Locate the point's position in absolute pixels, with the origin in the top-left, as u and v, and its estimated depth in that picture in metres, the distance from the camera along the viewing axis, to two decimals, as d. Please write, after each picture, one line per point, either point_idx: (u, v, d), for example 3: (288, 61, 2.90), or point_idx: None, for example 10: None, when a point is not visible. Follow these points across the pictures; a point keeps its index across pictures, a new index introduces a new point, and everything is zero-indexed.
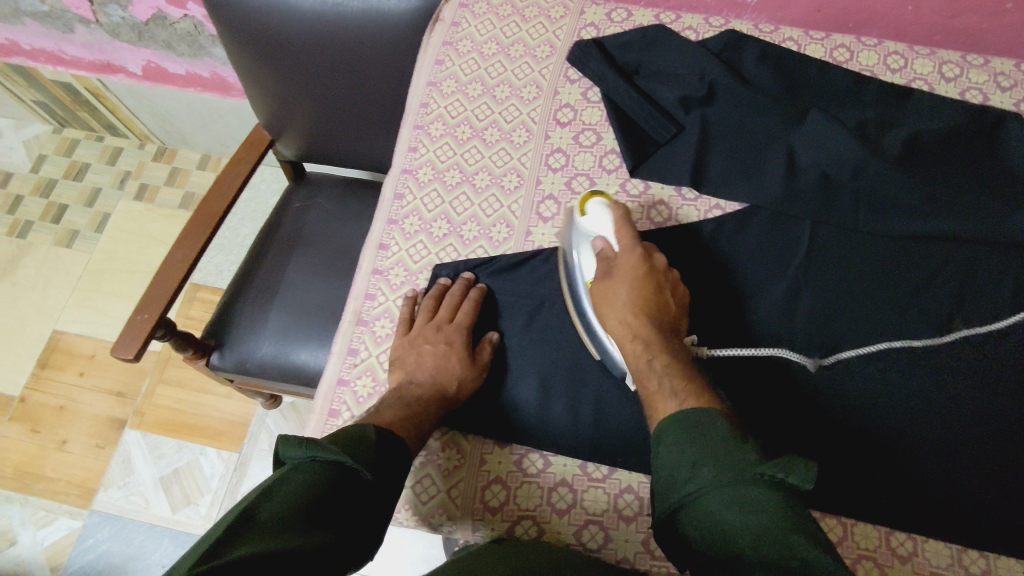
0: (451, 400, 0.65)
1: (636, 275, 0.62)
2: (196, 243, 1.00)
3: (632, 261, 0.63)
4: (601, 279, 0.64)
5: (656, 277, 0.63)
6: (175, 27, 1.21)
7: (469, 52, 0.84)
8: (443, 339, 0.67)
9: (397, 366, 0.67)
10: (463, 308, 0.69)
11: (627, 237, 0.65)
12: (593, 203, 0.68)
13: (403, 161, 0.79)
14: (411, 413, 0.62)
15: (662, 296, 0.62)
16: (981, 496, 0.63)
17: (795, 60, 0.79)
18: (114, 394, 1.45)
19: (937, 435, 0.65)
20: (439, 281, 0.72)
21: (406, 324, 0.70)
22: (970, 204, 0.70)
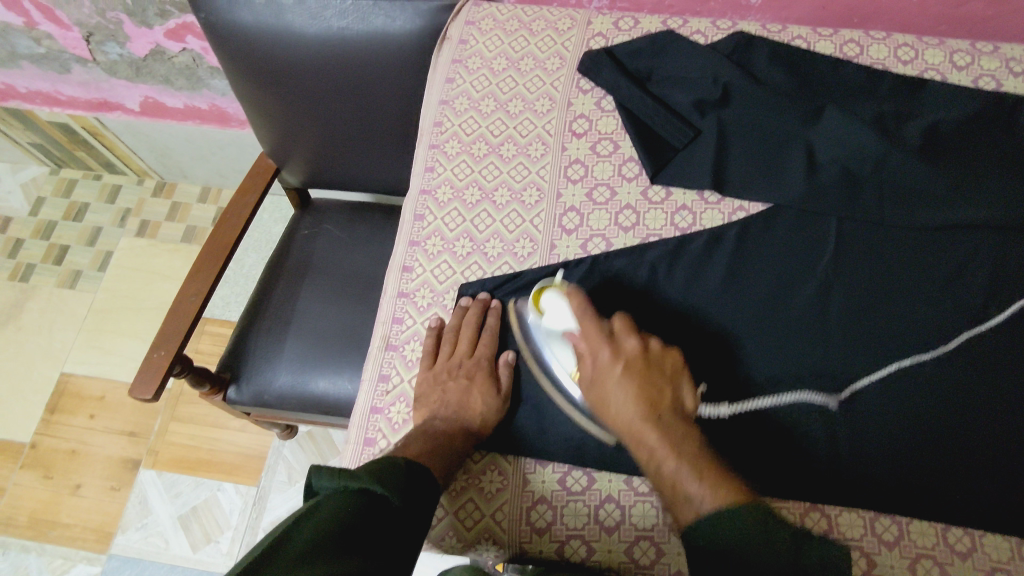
0: (477, 431, 0.64)
1: (615, 374, 0.60)
2: (209, 276, 0.99)
3: (604, 361, 0.61)
4: (586, 386, 0.61)
5: (637, 365, 0.60)
6: (174, 61, 1.20)
7: (479, 69, 0.84)
8: (463, 373, 0.66)
9: (422, 403, 0.66)
10: (483, 337, 0.68)
11: (592, 333, 0.62)
12: (547, 299, 0.65)
13: (421, 182, 0.78)
14: (438, 446, 0.61)
15: (652, 385, 0.59)
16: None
17: (807, 58, 0.79)
18: (126, 434, 1.43)
19: (988, 426, 0.63)
20: (461, 303, 0.70)
21: (430, 357, 0.68)
22: (996, 191, 0.70)
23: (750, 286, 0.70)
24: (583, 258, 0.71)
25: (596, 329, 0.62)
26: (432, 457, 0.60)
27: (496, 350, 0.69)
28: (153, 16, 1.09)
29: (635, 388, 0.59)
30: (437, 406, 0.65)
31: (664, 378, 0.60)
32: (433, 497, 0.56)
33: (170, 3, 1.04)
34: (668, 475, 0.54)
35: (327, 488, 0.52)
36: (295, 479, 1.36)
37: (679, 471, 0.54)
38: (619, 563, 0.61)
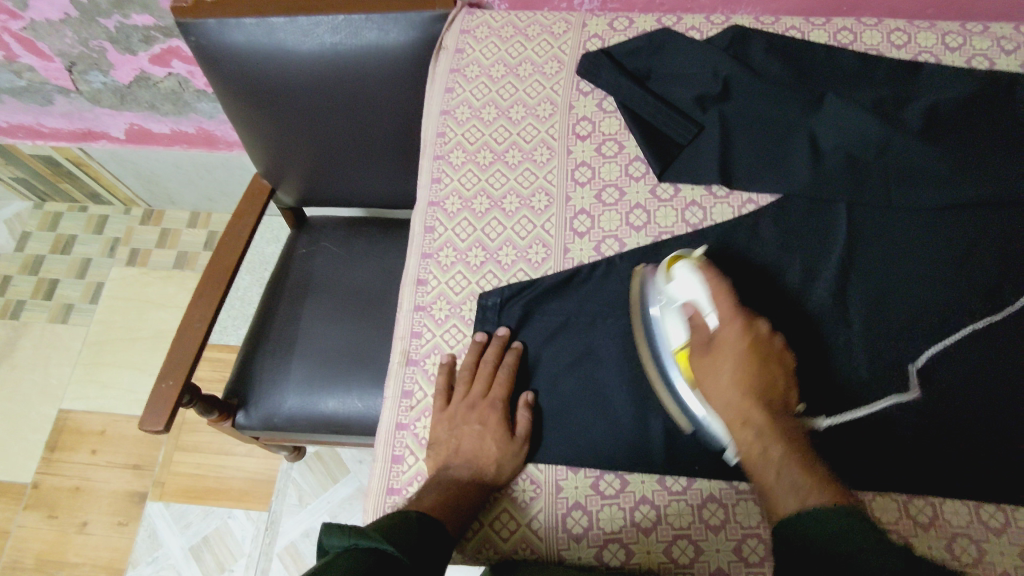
0: (492, 481, 0.62)
1: (740, 351, 0.59)
2: (212, 302, 0.98)
3: (732, 335, 0.60)
4: (698, 354, 0.61)
5: (759, 351, 0.59)
6: (159, 86, 1.19)
7: (478, 77, 0.83)
8: (478, 418, 0.64)
9: (436, 449, 0.64)
10: (498, 377, 0.66)
11: (725, 308, 0.61)
12: (685, 267, 0.63)
13: (428, 193, 0.78)
14: (453, 498, 0.59)
15: (770, 372, 0.58)
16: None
17: (802, 49, 0.80)
18: (130, 467, 1.41)
19: (1016, 402, 0.64)
20: (475, 339, 0.68)
21: (444, 397, 0.66)
22: (1000, 168, 0.71)
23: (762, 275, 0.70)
24: (597, 260, 0.71)
25: (729, 307, 0.61)
26: (444, 509, 0.57)
27: (512, 391, 0.66)
28: (137, 42, 1.07)
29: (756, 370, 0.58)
30: (450, 454, 0.63)
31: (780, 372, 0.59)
32: (441, 566, 0.53)
33: (155, 28, 1.03)
34: (772, 460, 0.54)
35: (336, 546, 0.48)
36: (307, 502, 1.34)
37: (787, 462, 0.54)
38: (659, 564, 0.60)
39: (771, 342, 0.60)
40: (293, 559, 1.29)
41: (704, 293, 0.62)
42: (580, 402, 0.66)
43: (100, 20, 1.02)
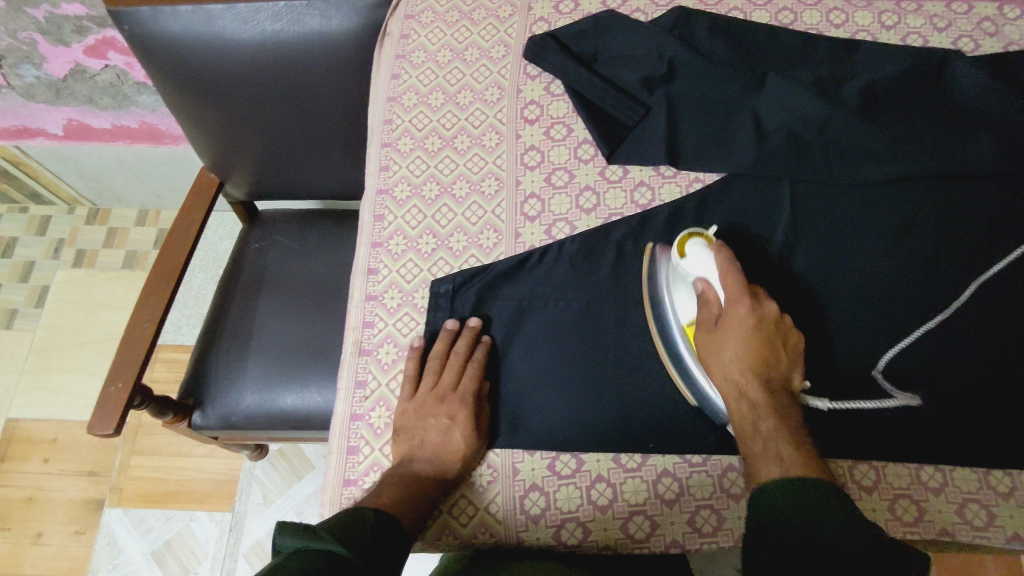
0: (452, 477, 0.61)
1: (746, 328, 0.59)
2: (161, 299, 0.96)
3: (739, 314, 0.59)
4: (703, 332, 0.61)
5: (767, 329, 0.59)
6: (96, 79, 1.14)
7: (424, 62, 0.81)
8: (445, 412, 0.62)
9: (400, 437, 0.62)
10: (469, 371, 0.64)
11: (733, 288, 0.60)
12: (693, 245, 0.63)
13: (377, 182, 0.75)
14: (412, 495, 0.57)
15: (774, 350, 0.58)
16: (1012, 419, 0.65)
17: (744, 29, 0.81)
18: (85, 474, 1.37)
19: (962, 370, 0.67)
20: (448, 326, 0.67)
21: (412, 385, 0.65)
22: (933, 142, 0.73)
23: None
24: (548, 245, 0.71)
25: (738, 286, 0.60)
26: (401, 505, 0.56)
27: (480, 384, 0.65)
28: (69, 33, 1.03)
29: (760, 347, 0.58)
30: (414, 446, 0.61)
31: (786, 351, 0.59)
32: (399, 564, 0.52)
33: (88, 18, 0.99)
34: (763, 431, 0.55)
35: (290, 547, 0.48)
36: (271, 500, 1.32)
37: (775, 434, 0.55)
38: (617, 540, 0.62)
39: (779, 322, 0.60)
40: (259, 557, 1.27)
41: (711, 272, 0.62)
42: (535, 384, 0.66)
43: (28, 10, 0.98)
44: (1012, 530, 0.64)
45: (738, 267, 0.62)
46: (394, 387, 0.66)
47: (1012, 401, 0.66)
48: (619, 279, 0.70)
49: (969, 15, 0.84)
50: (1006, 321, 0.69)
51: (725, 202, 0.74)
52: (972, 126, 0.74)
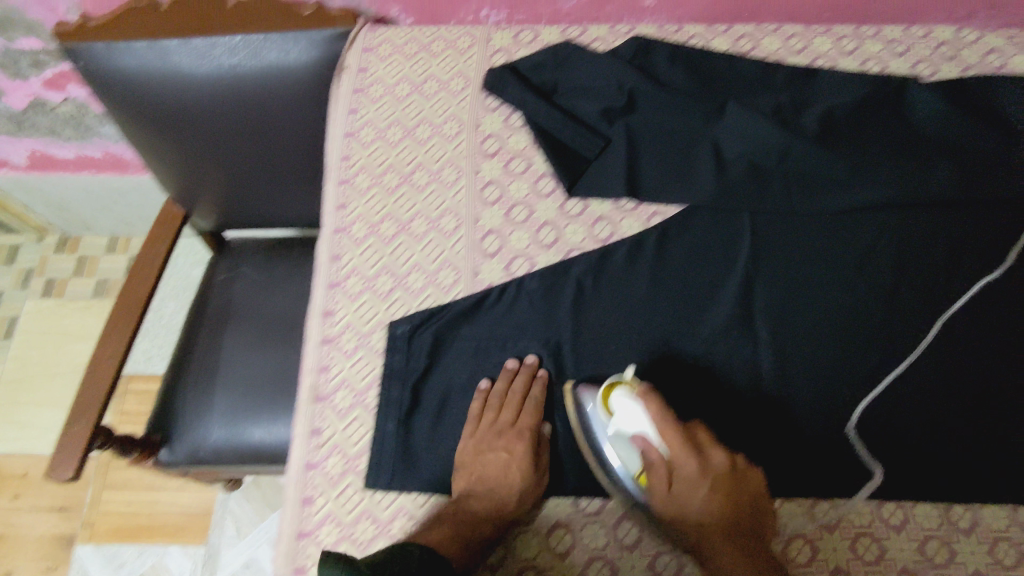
0: (513, 513, 0.60)
1: (702, 491, 0.57)
2: (122, 337, 0.94)
3: (690, 475, 0.58)
4: (655, 496, 0.59)
5: (722, 484, 0.58)
6: (57, 112, 1.13)
7: (382, 96, 0.80)
8: (504, 445, 0.63)
9: (460, 473, 0.63)
10: (527, 407, 0.65)
11: (678, 448, 0.58)
12: (619, 397, 0.61)
13: (333, 220, 0.74)
14: (465, 531, 0.58)
15: (737, 507, 0.58)
16: (978, 456, 0.66)
17: (703, 58, 0.81)
18: (56, 510, 1.34)
19: (914, 403, 0.68)
20: (507, 365, 0.67)
21: (474, 420, 0.65)
22: (891, 171, 0.73)
23: (671, 290, 0.72)
24: (506, 283, 0.70)
25: (681, 444, 0.58)
26: (452, 541, 0.57)
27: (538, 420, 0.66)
28: (26, 67, 1.02)
29: (721, 509, 0.57)
30: (474, 482, 0.62)
31: (748, 497, 0.59)
32: None
33: (45, 51, 0.98)
34: None
35: None
36: (246, 532, 1.30)
37: None
38: None
39: (731, 469, 0.59)
40: None
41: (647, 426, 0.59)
42: None
43: None
44: (973, 566, 0.62)
45: (673, 416, 0.60)
46: (351, 433, 0.65)
47: (976, 438, 0.66)
48: (579, 317, 0.70)
49: (927, 39, 0.84)
50: (968, 357, 0.69)
51: (684, 234, 0.74)
52: (930, 152, 0.74)
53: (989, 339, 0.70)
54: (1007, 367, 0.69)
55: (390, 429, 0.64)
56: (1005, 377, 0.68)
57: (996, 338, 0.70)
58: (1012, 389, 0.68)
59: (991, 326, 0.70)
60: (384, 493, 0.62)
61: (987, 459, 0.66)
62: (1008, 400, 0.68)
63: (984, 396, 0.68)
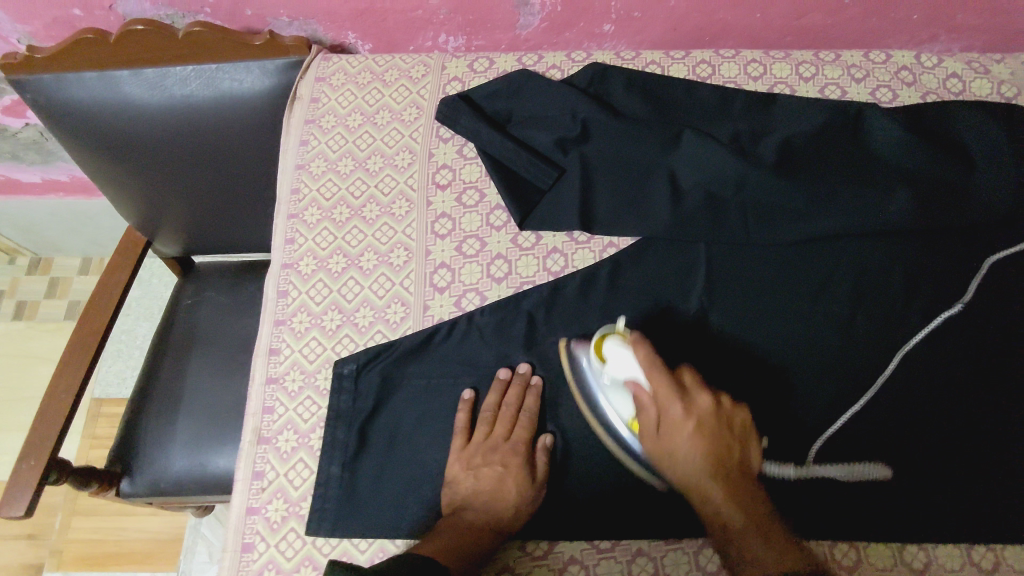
0: (509, 525, 0.61)
1: (688, 432, 0.58)
2: (78, 370, 0.92)
3: (676, 417, 0.59)
4: (646, 436, 0.60)
5: (710, 425, 0.58)
6: (18, 137, 1.12)
7: (334, 127, 0.79)
8: (500, 460, 0.63)
9: (453, 488, 0.62)
10: (521, 421, 0.65)
11: (662, 391, 0.59)
12: (609, 345, 0.62)
13: (282, 256, 0.73)
14: (468, 541, 0.58)
15: (723, 446, 0.58)
16: (937, 488, 0.67)
17: (660, 85, 0.80)
18: (24, 537, 1.32)
19: (874, 440, 0.69)
20: (500, 376, 0.67)
21: (464, 435, 0.65)
22: (849, 201, 0.72)
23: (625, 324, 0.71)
24: (456, 318, 0.69)
25: (665, 386, 0.59)
26: (451, 552, 0.56)
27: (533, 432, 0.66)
28: None
29: (707, 447, 0.58)
30: (469, 495, 0.62)
31: (735, 437, 0.59)
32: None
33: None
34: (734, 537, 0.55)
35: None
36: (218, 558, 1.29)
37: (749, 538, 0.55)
38: None
39: (720, 410, 0.59)
40: None
41: (635, 371, 0.61)
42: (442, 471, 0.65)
43: None
44: None
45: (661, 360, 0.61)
46: (293, 477, 0.64)
47: (939, 469, 0.68)
48: (530, 352, 0.69)
49: (887, 63, 0.83)
50: (927, 389, 0.70)
51: (638, 267, 0.73)
52: (889, 180, 0.73)
53: (946, 367, 0.70)
54: (966, 397, 0.69)
55: (335, 472, 0.63)
56: (968, 407, 0.69)
57: (955, 368, 0.70)
58: (971, 419, 0.69)
59: (948, 356, 0.71)
60: (326, 540, 0.61)
61: (947, 491, 0.67)
62: (967, 430, 0.68)
63: (942, 427, 0.69)
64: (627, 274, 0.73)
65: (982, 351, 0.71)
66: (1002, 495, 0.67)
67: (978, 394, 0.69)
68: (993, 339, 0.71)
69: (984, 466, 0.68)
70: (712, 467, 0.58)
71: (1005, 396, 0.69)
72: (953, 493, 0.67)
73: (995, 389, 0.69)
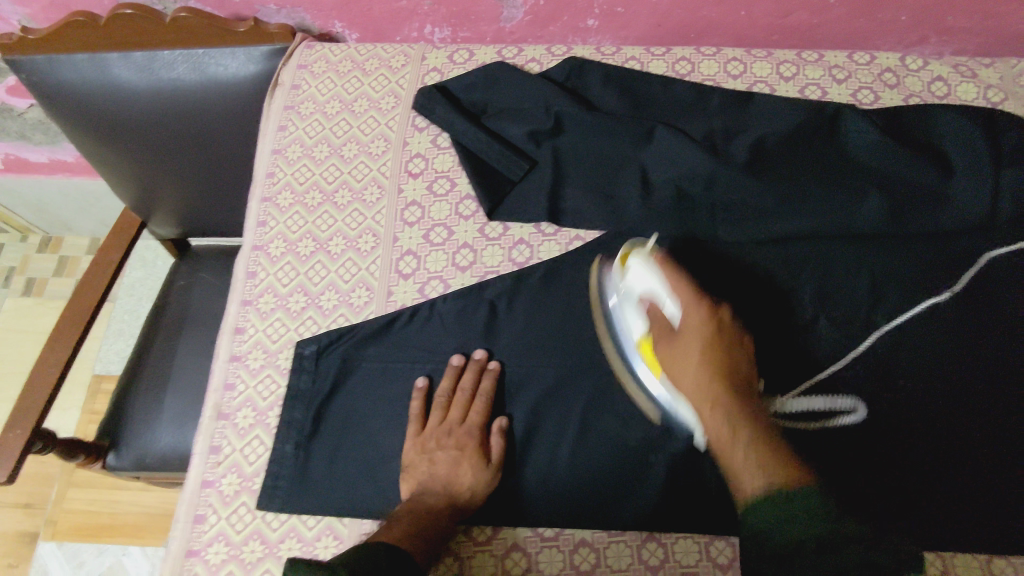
0: (464, 506, 0.62)
1: (706, 335, 0.60)
2: (69, 343, 0.94)
3: (697, 321, 0.60)
4: (662, 344, 0.61)
5: (724, 334, 0.60)
6: (24, 116, 1.16)
7: (312, 114, 0.81)
8: (454, 444, 0.64)
9: (408, 472, 0.63)
10: (475, 404, 0.66)
11: (691, 298, 0.62)
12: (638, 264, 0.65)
13: (253, 237, 0.75)
14: (423, 522, 0.59)
15: (733, 354, 0.59)
16: (907, 485, 0.66)
17: (638, 80, 0.80)
18: (21, 506, 1.36)
19: (844, 443, 0.68)
20: (453, 361, 0.68)
21: (418, 422, 0.66)
22: (819, 200, 0.72)
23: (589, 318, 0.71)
24: (418, 304, 0.70)
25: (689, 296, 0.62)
26: (408, 536, 0.57)
27: (488, 416, 0.66)
28: None
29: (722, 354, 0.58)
30: (424, 478, 0.62)
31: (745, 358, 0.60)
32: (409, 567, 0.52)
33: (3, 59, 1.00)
34: (736, 439, 0.53)
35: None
36: None
37: (751, 438, 0.52)
38: None
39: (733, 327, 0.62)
40: None
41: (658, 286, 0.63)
42: (393, 455, 0.65)
43: None
44: None
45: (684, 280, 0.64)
46: (249, 453, 0.65)
47: (908, 475, 0.66)
48: (489, 341, 0.69)
49: (871, 65, 0.82)
50: (896, 392, 0.69)
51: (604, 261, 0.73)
52: (862, 182, 0.72)
53: (916, 373, 0.70)
54: (955, 406, 0.68)
55: (289, 451, 0.65)
56: (940, 416, 0.68)
57: (930, 374, 0.70)
58: (959, 429, 0.67)
59: (918, 363, 0.70)
60: (275, 515, 0.63)
61: (915, 497, 0.66)
62: (957, 440, 0.67)
63: (912, 434, 0.68)
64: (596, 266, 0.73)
65: (956, 363, 0.70)
66: (975, 504, 0.65)
67: (960, 400, 0.68)
68: (968, 345, 0.70)
69: (955, 477, 0.66)
70: (723, 372, 0.57)
71: (978, 408, 0.68)
72: (921, 499, 0.65)
73: (969, 400, 0.68)
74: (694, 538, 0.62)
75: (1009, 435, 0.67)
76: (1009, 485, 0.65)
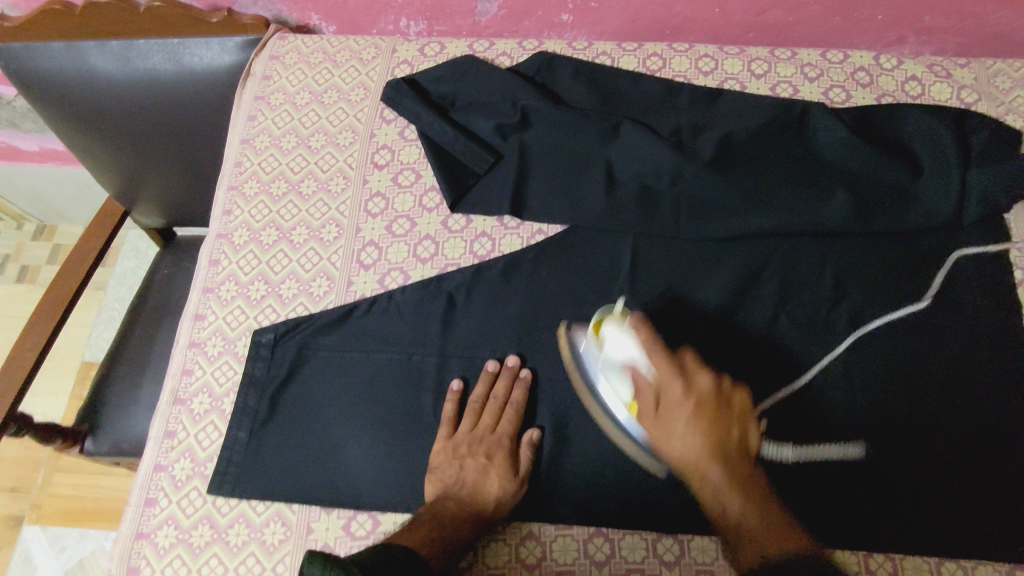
0: (488, 516, 0.61)
1: (689, 413, 0.55)
2: (46, 329, 0.94)
3: (677, 397, 0.56)
4: (645, 419, 0.57)
5: (709, 404, 0.55)
6: (12, 104, 1.18)
7: (282, 105, 0.82)
8: (484, 451, 0.64)
9: (435, 474, 0.63)
10: (506, 414, 0.66)
11: (662, 368, 0.57)
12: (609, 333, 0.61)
13: (218, 226, 0.76)
14: (443, 525, 0.59)
15: (722, 424, 0.55)
16: (861, 491, 0.64)
17: (607, 75, 0.80)
18: (7, 490, 1.37)
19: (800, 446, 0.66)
20: (489, 368, 0.67)
21: (451, 426, 0.66)
22: (783, 198, 0.71)
23: (548, 312, 0.71)
24: (376, 296, 0.70)
25: (664, 363, 0.57)
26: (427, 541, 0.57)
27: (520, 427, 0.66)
28: None
29: (708, 431, 0.54)
30: (454, 485, 0.62)
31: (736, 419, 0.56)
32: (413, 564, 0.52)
33: None
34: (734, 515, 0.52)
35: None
36: None
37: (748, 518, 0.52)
38: None
39: (718, 388, 0.57)
40: None
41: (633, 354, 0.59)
42: (341, 443, 0.66)
43: None
44: None
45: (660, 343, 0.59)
46: (203, 438, 0.66)
47: (864, 479, 0.65)
48: (446, 333, 0.70)
49: (844, 64, 0.82)
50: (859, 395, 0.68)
51: (566, 255, 0.73)
52: (830, 181, 0.72)
53: (880, 377, 0.68)
54: (914, 411, 0.67)
55: (242, 437, 0.66)
56: (900, 421, 0.66)
57: (893, 377, 0.68)
58: (922, 437, 0.66)
59: (882, 366, 0.68)
60: (226, 500, 0.63)
61: (869, 504, 0.64)
62: (921, 446, 0.65)
63: (869, 439, 0.66)
64: (558, 261, 0.73)
65: (921, 368, 0.68)
66: (931, 512, 0.63)
67: (922, 405, 0.67)
68: (934, 349, 0.69)
69: (911, 483, 0.64)
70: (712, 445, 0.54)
71: (941, 414, 0.66)
72: (876, 505, 0.64)
73: (931, 405, 0.67)
74: (639, 535, 0.62)
75: (974, 445, 0.65)
76: (972, 490, 0.64)
